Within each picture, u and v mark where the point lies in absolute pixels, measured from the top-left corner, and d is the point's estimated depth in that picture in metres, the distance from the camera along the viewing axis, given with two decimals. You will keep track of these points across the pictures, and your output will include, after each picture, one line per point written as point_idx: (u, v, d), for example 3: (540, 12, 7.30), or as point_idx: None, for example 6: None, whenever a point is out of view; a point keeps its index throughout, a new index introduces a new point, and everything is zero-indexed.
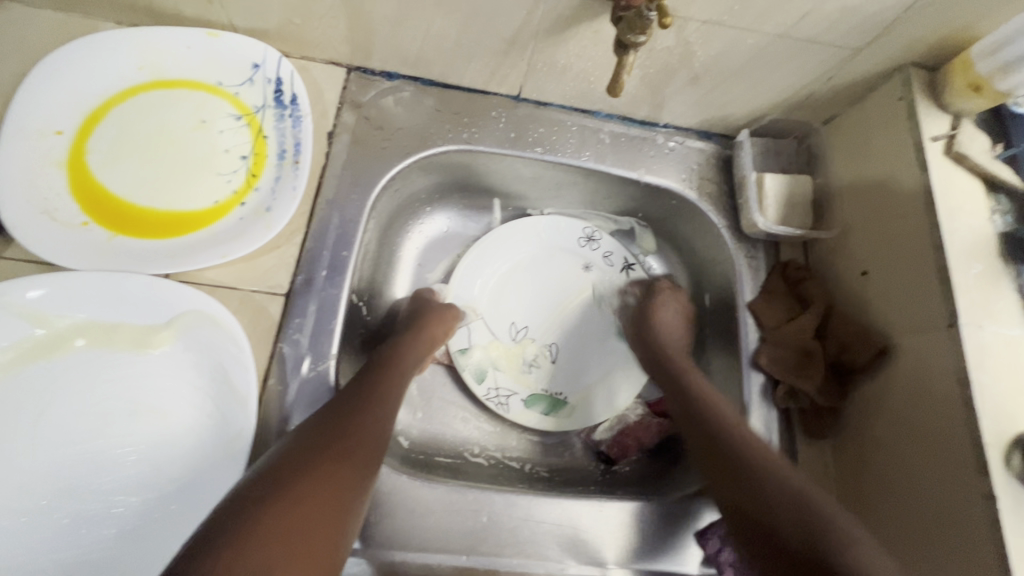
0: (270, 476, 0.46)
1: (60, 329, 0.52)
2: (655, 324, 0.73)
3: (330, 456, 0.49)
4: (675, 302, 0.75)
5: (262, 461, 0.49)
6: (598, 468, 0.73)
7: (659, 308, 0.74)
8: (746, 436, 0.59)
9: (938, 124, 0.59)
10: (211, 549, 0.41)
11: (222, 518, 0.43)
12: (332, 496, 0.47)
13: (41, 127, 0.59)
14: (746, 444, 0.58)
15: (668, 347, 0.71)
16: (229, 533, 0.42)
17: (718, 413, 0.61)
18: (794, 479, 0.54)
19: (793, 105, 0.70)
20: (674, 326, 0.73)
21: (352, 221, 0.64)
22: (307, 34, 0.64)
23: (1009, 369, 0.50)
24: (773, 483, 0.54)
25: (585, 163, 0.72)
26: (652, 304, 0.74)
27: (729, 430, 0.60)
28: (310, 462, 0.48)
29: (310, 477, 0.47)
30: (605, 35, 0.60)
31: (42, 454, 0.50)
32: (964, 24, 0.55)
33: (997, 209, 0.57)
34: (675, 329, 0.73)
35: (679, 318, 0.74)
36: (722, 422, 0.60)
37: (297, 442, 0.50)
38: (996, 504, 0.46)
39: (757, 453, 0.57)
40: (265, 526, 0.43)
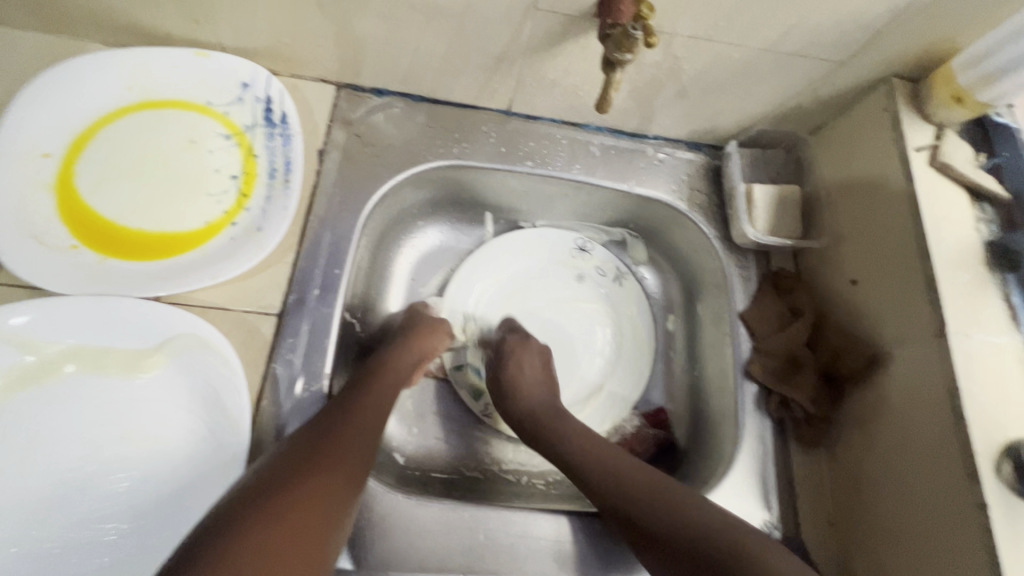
0: (256, 491, 0.46)
1: (50, 355, 0.52)
2: (508, 377, 0.67)
3: (316, 470, 0.49)
4: (538, 355, 0.70)
5: (246, 476, 0.48)
6: None
7: (519, 361, 0.68)
8: (601, 450, 0.59)
9: (923, 134, 0.60)
10: (193, 566, 0.40)
11: (203, 535, 0.43)
12: (318, 510, 0.47)
13: (29, 151, 0.58)
14: (602, 459, 0.58)
15: (535, 412, 0.65)
16: (212, 549, 0.41)
17: (568, 435, 0.62)
18: (658, 482, 0.55)
19: (780, 116, 0.70)
20: (538, 380, 0.67)
21: (344, 239, 0.63)
22: (297, 52, 0.64)
23: (997, 378, 0.51)
24: (624, 486, 0.55)
25: (575, 176, 0.73)
26: (512, 360, 0.68)
27: (585, 449, 0.60)
28: (295, 475, 0.47)
29: (295, 490, 0.46)
30: (593, 51, 0.60)
31: (34, 482, 0.49)
32: (945, 37, 0.56)
33: (982, 217, 0.58)
34: (534, 384, 0.67)
35: (538, 369, 0.68)
36: (566, 440, 0.61)
37: (284, 456, 0.49)
38: (988, 513, 0.46)
39: (617, 464, 0.57)
40: (250, 542, 0.42)
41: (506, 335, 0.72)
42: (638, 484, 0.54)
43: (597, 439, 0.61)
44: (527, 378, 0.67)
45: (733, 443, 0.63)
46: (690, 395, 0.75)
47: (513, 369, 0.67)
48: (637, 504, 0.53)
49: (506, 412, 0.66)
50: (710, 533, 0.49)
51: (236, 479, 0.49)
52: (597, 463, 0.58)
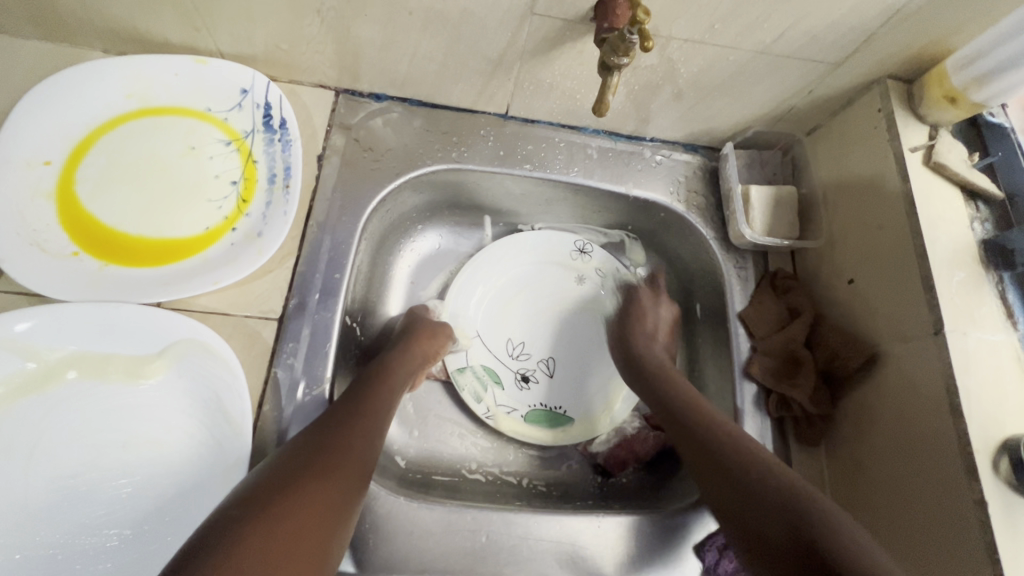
0: (255, 495, 0.46)
1: (52, 362, 0.52)
2: (640, 331, 0.72)
3: (317, 474, 0.49)
4: (667, 312, 0.75)
5: (247, 480, 0.48)
6: (596, 481, 0.72)
7: (641, 317, 0.74)
8: (704, 408, 0.59)
9: (917, 135, 0.60)
10: (193, 566, 0.40)
11: (204, 538, 0.43)
12: (319, 515, 0.47)
13: (29, 158, 0.59)
14: (704, 416, 0.58)
15: (647, 362, 0.68)
16: (214, 550, 0.41)
17: (683, 391, 0.62)
18: (730, 438, 0.55)
19: (776, 118, 0.71)
20: (655, 335, 0.73)
21: (344, 243, 0.64)
22: (295, 59, 0.65)
23: (994, 375, 0.51)
24: (711, 439, 0.55)
25: (573, 178, 0.73)
26: (637, 308, 0.75)
27: (698, 404, 0.60)
28: (296, 479, 0.48)
29: (295, 494, 0.46)
30: (590, 54, 0.61)
31: (36, 489, 0.49)
32: (938, 38, 0.56)
33: (977, 216, 0.58)
34: (654, 343, 0.72)
35: (666, 328, 0.74)
36: (666, 397, 0.63)
37: (285, 460, 0.49)
38: (986, 509, 0.46)
39: (708, 420, 0.58)
40: (248, 547, 0.42)
41: (642, 288, 0.77)
42: (723, 436, 0.55)
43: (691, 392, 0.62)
44: (659, 341, 0.72)
45: None
46: None
47: (640, 321, 0.73)
48: (718, 458, 0.53)
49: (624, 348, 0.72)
50: (785, 484, 0.48)
51: (238, 483, 0.49)
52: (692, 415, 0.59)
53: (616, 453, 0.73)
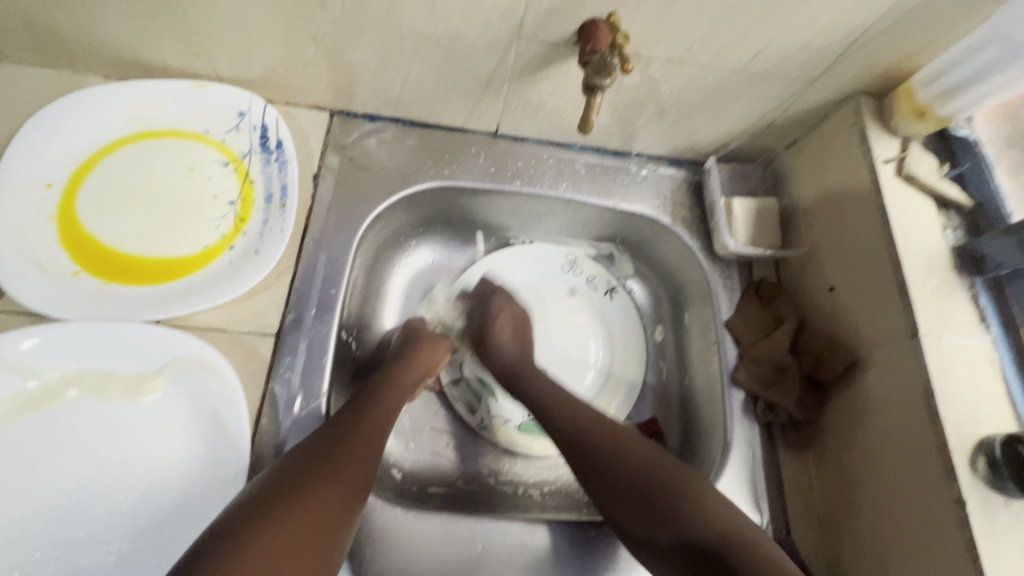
0: (262, 500, 0.47)
1: (53, 380, 0.53)
2: (489, 338, 0.71)
3: (320, 481, 0.50)
4: (508, 311, 0.74)
5: (253, 483, 0.50)
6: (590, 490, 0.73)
7: (495, 320, 0.73)
8: (621, 438, 0.59)
9: (889, 148, 0.63)
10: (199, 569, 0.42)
11: (212, 540, 0.44)
12: (320, 520, 0.48)
13: (32, 181, 0.60)
14: (623, 445, 0.58)
15: (515, 367, 0.69)
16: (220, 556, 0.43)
17: (592, 424, 0.60)
18: (663, 469, 0.56)
19: (756, 132, 0.73)
20: (513, 337, 0.72)
21: (339, 259, 0.65)
22: (291, 81, 0.67)
23: (969, 377, 0.53)
24: (632, 471, 0.56)
25: (562, 193, 0.75)
26: (490, 322, 0.72)
27: (614, 433, 0.59)
28: (300, 486, 0.49)
29: (297, 501, 0.48)
30: (575, 75, 0.63)
31: (36, 505, 0.50)
32: (905, 56, 0.59)
33: (948, 224, 0.61)
34: (509, 332, 0.72)
35: (511, 324, 0.73)
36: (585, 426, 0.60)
37: (289, 467, 0.51)
38: (964, 507, 0.48)
39: (632, 449, 0.58)
40: (251, 553, 0.44)
41: (490, 291, 0.76)
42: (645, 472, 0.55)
43: (611, 421, 0.61)
44: (502, 335, 0.72)
45: (722, 450, 0.65)
46: (681, 404, 0.77)
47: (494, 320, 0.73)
48: (652, 490, 0.54)
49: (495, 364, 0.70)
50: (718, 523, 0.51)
51: (239, 494, 0.50)
52: (604, 448, 0.58)
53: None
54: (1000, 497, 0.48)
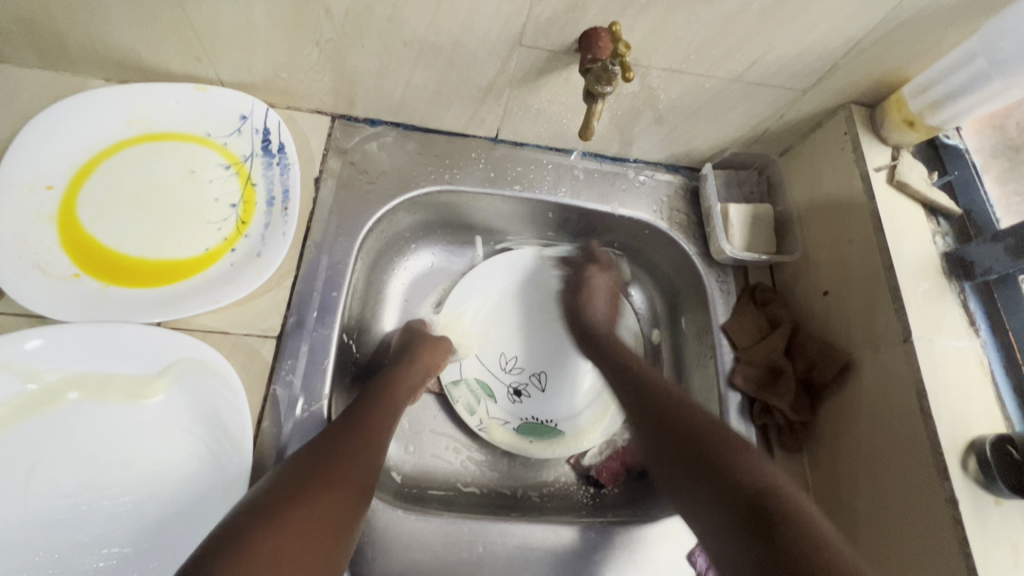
0: (264, 506, 0.47)
1: (53, 382, 0.53)
2: (584, 297, 0.79)
3: (325, 482, 0.51)
4: (603, 283, 0.79)
5: (259, 487, 0.50)
6: (588, 494, 0.74)
7: (590, 293, 0.79)
8: (687, 404, 0.61)
9: (881, 156, 0.65)
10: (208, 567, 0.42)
11: (219, 540, 0.44)
12: (324, 526, 0.48)
13: (32, 183, 0.60)
14: (687, 407, 0.60)
15: (593, 331, 0.76)
16: (230, 554, 0.43)
17: (663, 388, 0.64)
18: (722, 430, 0.56)
19: (751, 140, 0.75)
20: (604, 308, 0.78)
21: (341, 262, 0.66)
22: (293, 86, 0.67)
23: (960, 379, 0.54)
24: (693, 429, 0.57)
25: (561, 198, 0.76)
26: (586, 287, 0.79)
27: (679, 396, 0.62)
28: (305, 487, 0.49)
29: (300, 506, 0.48)
30: (575, 82, 0.64)
31: (35, 509, 0.50)
32: (896, 67, 0.61)
33: (938, 231, 0.62)
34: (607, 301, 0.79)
35: (607, 292, 0.79)
36: (663, 394, 0.63)
37: (293, 471, 0.51)
38: (957, 506, 0.49)
39: (689, 411, 0.60)
40: (262, 550, 0.43)
41: (586, 261, 0.82)
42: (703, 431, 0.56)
43: (678, 389, 0.64)
44: (600, 305, 0.78)
45: None
46: None
47: (590, 283, 0.79)
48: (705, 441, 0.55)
49: (575, 321, 0.78)
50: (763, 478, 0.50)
51: (241, 498, 0.50)
52: (669, 409, 0.61)
53: (608, 465, 0.74)
54: (990, 497, 0.50)
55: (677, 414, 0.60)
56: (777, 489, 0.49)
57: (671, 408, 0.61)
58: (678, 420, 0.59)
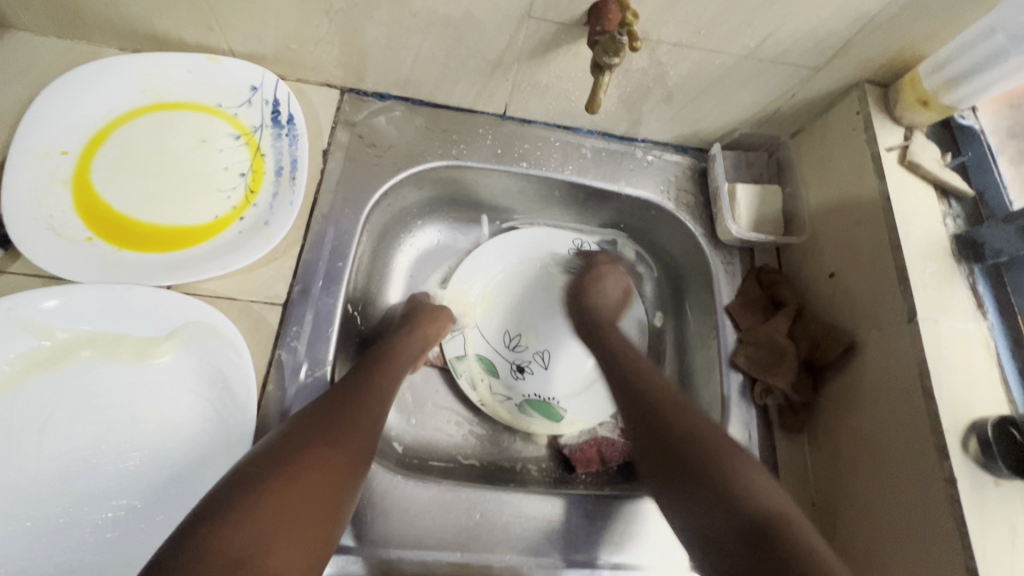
0: (270, 458, 0.49)
1: (67, 341, 0.54)
2: (587, 287, 0.77)
3: (329, 439, 0.52)
4: (617, 279, 0.79)
5: (266, 439, 0.52)
6: (558, 474, 0.73)
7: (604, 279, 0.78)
8: (686, 408, 0.57)
9: (893, 136, 0.64)
10: (215, 513, 0.44)
11: (226, 488, 0.46)
12: (325, 483, 0.49)
13: (48, 148, 0.61)
14: (678, 411, 0.57)
15: (600, 316, 0.74)
16: (235, 501, 0.45)
17: (655, 382, 0.60)
18: (709, 436, 0.54)
19: (762, 119, 0.74)
20: (612, 299, 0.77)
21: (347, 234, 0.66)
22: (303, 58, 0.68)
23: (965, 361, 0.54)
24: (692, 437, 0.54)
25: (567, 176, 0.76)
26: (602, 272, 0.79)
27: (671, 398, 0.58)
28: (309, 442, 0.51)
29: (303, 462, 0.49)
30: (584, 57, 0.64)
31: (48, 461, 0.51)
32: (911, 44, 0.60)
33: (949, 213, 0.61)
34: (616, 294, 0.77)
35: (618, 292, 0.78)
36: (656, 397, 0.59)
37: (297, 427, 0.52)
38: (955, 485, 0.49)
39: (680, 413, 0.57)
40: (265, 501, 0.45)
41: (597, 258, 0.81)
42: (701, 434, 0.54)
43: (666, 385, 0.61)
44: (612, 302, 0.77)
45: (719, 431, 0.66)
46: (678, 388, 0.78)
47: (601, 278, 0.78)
48: (689, 452, 0.53)
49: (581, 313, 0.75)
50: (766, 505, 0.48)
51: (243, 455, 0.51)
52: (667, 419, 0.56)
53: (584, 449, 0.72)
54: (990, 477, 0.49)
55: (665, 415, 0.57)
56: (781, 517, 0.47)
57: (659, 408, 0.57)
58: (668, 423, 0.56)
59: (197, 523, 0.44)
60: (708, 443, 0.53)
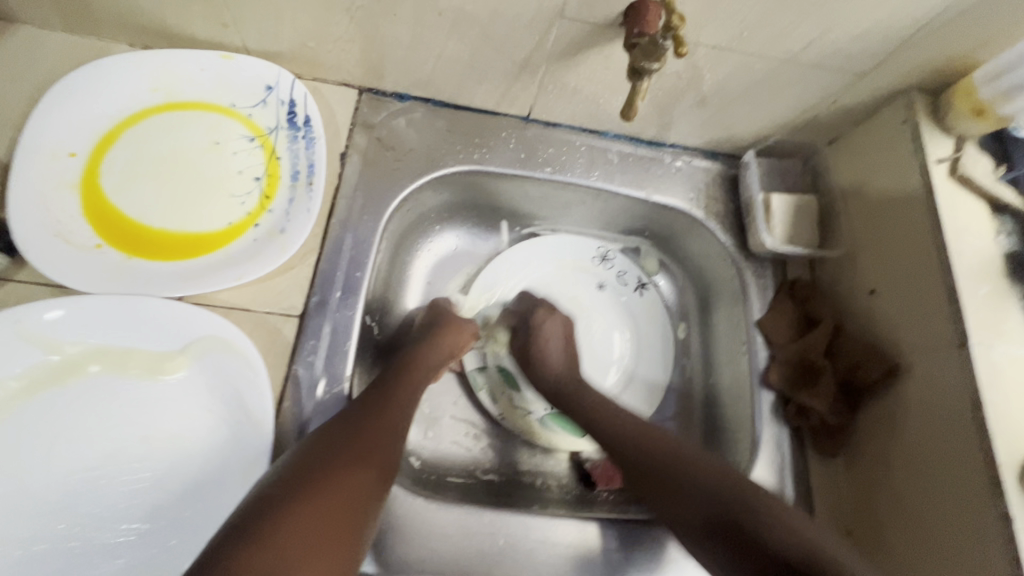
0: (292, 478, 0.47)
1: (75, 355, 0.52)
2: (535, 353, 0.69)
3: (352, 457, 0.50)
4: (562, 326, 0.71)
5: (287, 456, 0.50)
6: (578, 490, 0.71)
7: (545, 339, 0.69)
8: (691, 459, 0.56)
9: (942, 147, 0.60)
10: (236, 540, 0.42)
11: (248, 512, 0.44)
12: (349, 504, 0.47)
13: (55, 150, 0.59)
14: (686, 462, 0.56)
15: (562, 380, 0.67)
16: (258, 526, 0.43)
17: (642, 434, 0.60)
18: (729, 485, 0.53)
19: (799, 126, 0.70)
20: (563, 352, 0.69)
21: (365, 242, 0.64)
22: (320, 56, 0.65)
23: (1020, 390, 0.51)
24: (708, 485, 0.54)
25: (593, 182, 0.73)
26: (538, 336, 0.69)
27: (666, 448, 0.58)
28: (331, 461, 0.49)
29: (327, 482, 0.47)
30: (617, 59, 0.61)
31: (55, 480, 0.49)
32: (966, 50, 0.56)
33: (1001, 229, 0.58)
34: (550, 350, 0.69)
35: (561, 342, 0.69)
36: (655, 454, 0.58)
37: (318, 442, 0.50)
38: (1011, 524, 0.46)
39: (692, 464, 0.56)
40: (290, 526, 0.43)
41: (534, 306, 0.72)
42: (712, 481, 0.54)
43: (659, 433, 0.60)
44: (553, 352, 0.69)
45: (751, 452, 0.63)
46: (705, 404, 0.75)
47: (537, 343, 0.69)
48: (707, 504, 0.52)
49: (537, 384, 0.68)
50: (799, 538, 0.48)
51: (262, 474, 0.49)
52: (675, 476, 0.55)
53: (606, 465, 0.69)
54: None
55: (667, 470, 0.56)
56: (816, 551, 0.47)
57: (662, 462, 0.57)
58: (673, 479, 0.55)
59: (220, 550, 0.42)
60: (726, 488, 0.53)
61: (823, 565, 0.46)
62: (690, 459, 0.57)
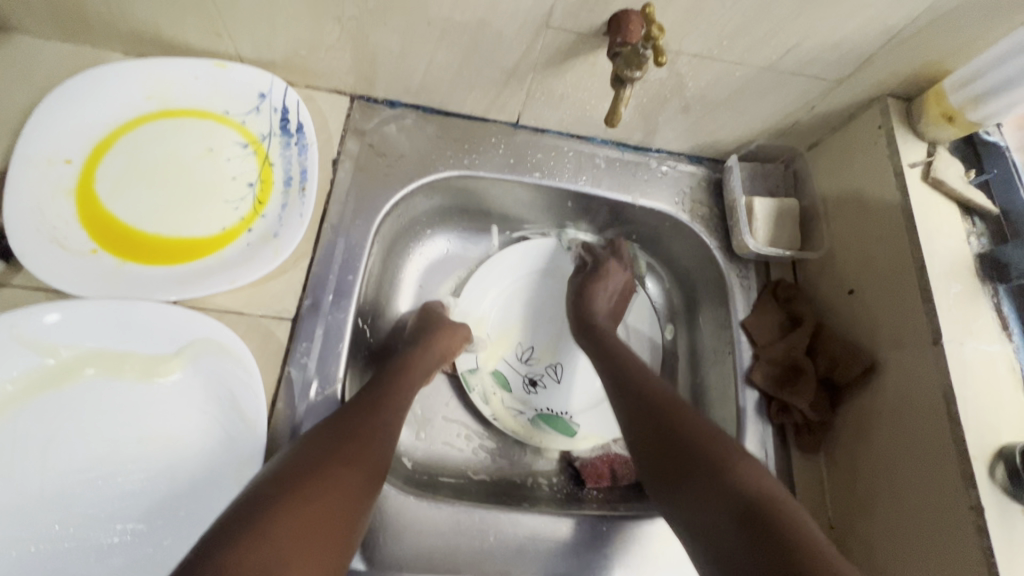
0: (282, 478, 0.47)
1: (70, 358, 0.53)
2: (586, 291, 0.75)
3: (341, 459, 0.51)
4: (620, 279, 0.78)
5: (277, 459, 0.50)
6: (568, 488, 0.72)
7: (603, 283, 0.77)
8: (685, 409, 0.57)
9: (916, 151, 0.62)
10: (226, 537, 0.43)
11: (238, 512, 0.45)
12: (338, 504, 0.48)
13: (50, 156, 0.60)
14: (680, 412, 0.56)
15: (599, 322, 0.72)
16: (248, 524, 0.44)
17: (648, 382, 0.61)
18: (713, 438, 0.53)
19: (780, 131, 0.73)
20: (611, 301, 0.76)
21: (357, 246, 0.65)
22: (312, 64, 0.66)
23: (991, 385, 0.53)
24: (693, 432, 0.54)
25: (581, 187, 0.75)
26: (596, 280, 0.77)
27: (674, 400, 0.58)
28: (320, 462, 0.49)
29: (316, 482, 0.48)
30: (602, 67, 0.62)
31: (50, 482, 0.50)
32: (936, 59, 0.58)
33: (973, 231, 0.60)
34: (609, 284, 0.77)
35: (615, 294, 0.77)
36: (657, 398, 0.58)
37: (309, 445, 0.51)
38: (982, 514, 0.48)
39: (682, 414, 0.56)
40: (279, 524, 0.44)
41: (609, 254, 0.80)
42: (695, 430, 0.54)
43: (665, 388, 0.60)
44: (605, 300, 0.76)
45: None
46: (692, 402, 0.76)
47: (601, 281, 0.77)
48: (687, 446, 0.53)
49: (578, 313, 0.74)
50: (760, 488, 0.48)
51: (254, 476, 0.50)
52: (665, 419, 0.56)
53: (596, 464, 0.71)
54: (1018, 506, 0.48)
55: (665, 413, 0.57)
56: (772, 497, 0.47)
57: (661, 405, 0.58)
58: (668, 423, 0.56)
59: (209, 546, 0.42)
60: (704, 438, 0.53)
61: (767, 508, 0.46)
62: (683, 411, 0.57)
